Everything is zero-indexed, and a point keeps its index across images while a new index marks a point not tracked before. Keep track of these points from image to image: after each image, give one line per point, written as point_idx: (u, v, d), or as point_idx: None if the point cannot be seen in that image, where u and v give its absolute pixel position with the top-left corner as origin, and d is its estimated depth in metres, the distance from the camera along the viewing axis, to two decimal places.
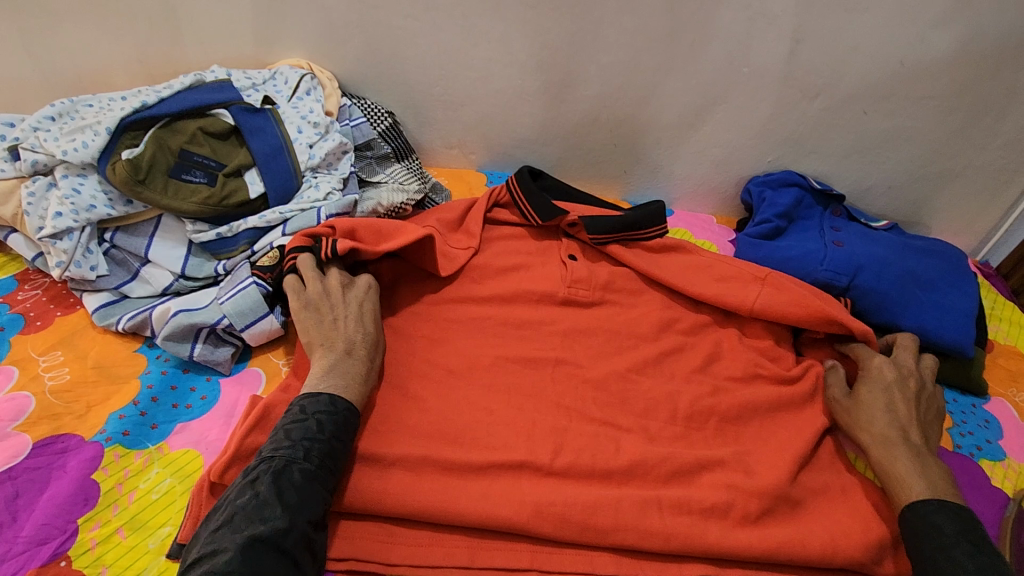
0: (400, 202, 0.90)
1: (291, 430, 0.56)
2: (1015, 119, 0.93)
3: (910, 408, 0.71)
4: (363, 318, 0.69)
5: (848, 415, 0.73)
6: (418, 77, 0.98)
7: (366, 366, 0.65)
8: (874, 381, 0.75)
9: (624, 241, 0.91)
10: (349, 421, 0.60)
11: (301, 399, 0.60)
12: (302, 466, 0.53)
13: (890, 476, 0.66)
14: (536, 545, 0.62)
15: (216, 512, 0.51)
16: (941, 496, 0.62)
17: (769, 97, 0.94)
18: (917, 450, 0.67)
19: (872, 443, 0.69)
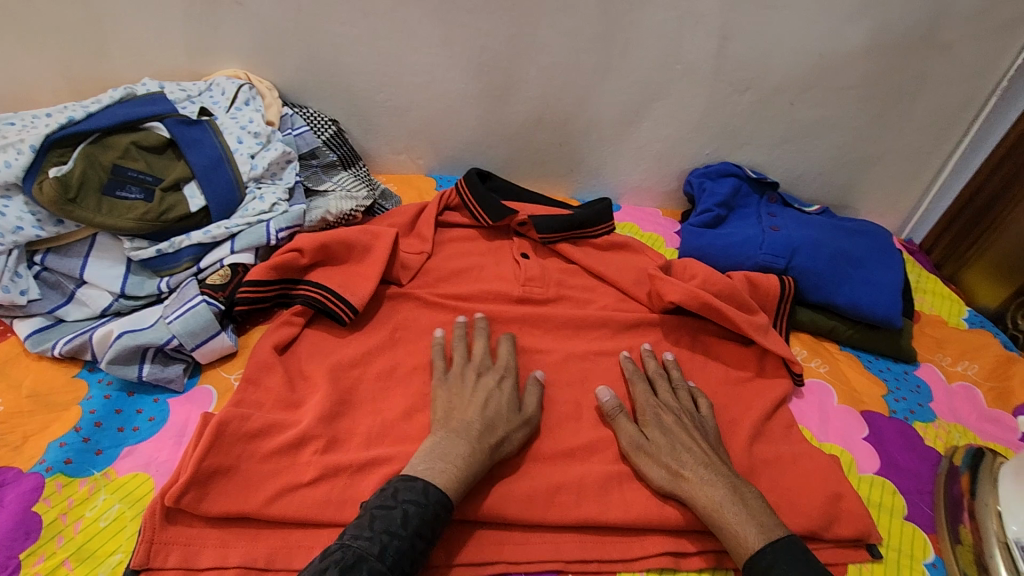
0: (349, 210, 0.90)
1: (376, 518, 0.54)
2: (926, 105, 1.00)
3: (703, 437, 0.69)
4: (493, 401, 0.68)
5: (651, 461, 0.67)
6: (360, 84, 0.97)
7: (474, 447, 0.62)
8: (657, 423, 0.70)
9: (573, 240, 0.96)
10: (438, 518, 0.56)
11: (399, 479, 0.58)
12: (372, 565, 0.50)
13: (722, 528, 0.61)
14: (502, 535, 0.63)
15: None
16: (771, 533, 0.59)
17: (703, 92, 0.99)
18: (731, 482, 0.64)
19: (693, 491, 0.63)
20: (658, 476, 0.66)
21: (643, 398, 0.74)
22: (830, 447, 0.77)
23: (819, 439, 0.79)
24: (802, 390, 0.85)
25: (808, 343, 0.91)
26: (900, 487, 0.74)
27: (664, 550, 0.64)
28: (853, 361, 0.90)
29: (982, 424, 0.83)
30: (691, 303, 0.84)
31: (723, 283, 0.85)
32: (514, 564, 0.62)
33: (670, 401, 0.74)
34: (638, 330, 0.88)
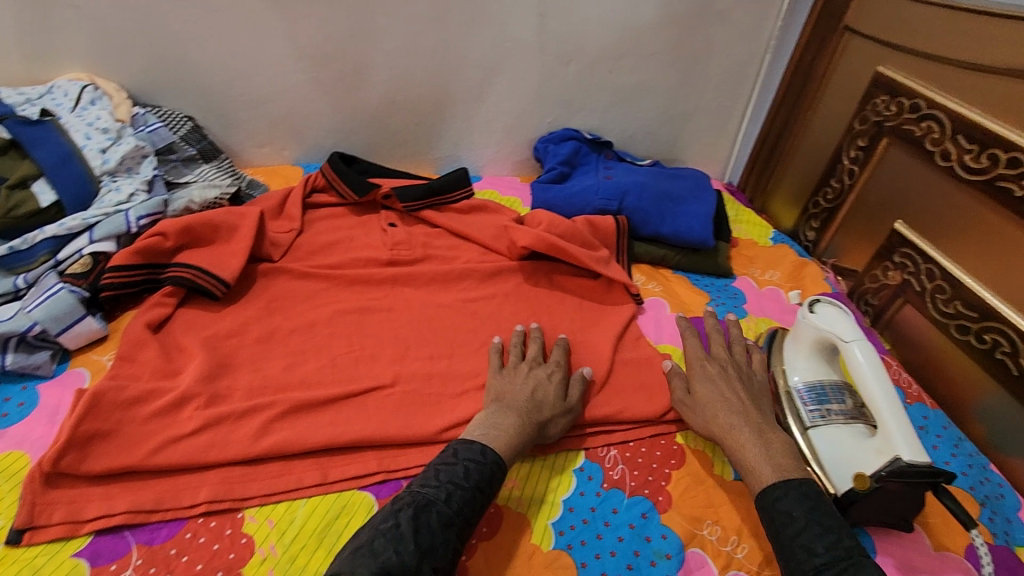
0: (214, 198, 0.94)
1: (441, 471, 0.62)
2: (719, 65, 1.19)
3: (745, 390, 0.76)
4: (543, 389, 0.74)
5: (693, 412, 0.77)
6: (212, 80, 1.01)
7: (523, 420, 0.69)
8: (701, 377, 0.79)
9: (435, 207, 1.06)
10: (495, 474, 0.63)
11: (456, 442, 0.66)
12: (440, 509, 0.58)
13: (743, 467, 0.68)
14: (382, 452, 0.70)
15: (362, 532, 0.57)
16: (786, 474, 0.65)
17: (534, 67, 1.12)
18: (758, 427, 0.71)
19: (724, 436, 0.72)
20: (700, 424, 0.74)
21: (696, 357, 0.83)
22: (664, 347, 0.92)
23: (656, 342, 0.93)
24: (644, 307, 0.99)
25: (645, 271, 1.07)
26: None
27: None
28: (684, 281, 1.06)
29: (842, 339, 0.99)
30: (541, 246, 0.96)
31: (566, 226, 0.98)
32: (394, 474, 0.68)
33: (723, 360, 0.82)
34: (500, 277, 0.99)
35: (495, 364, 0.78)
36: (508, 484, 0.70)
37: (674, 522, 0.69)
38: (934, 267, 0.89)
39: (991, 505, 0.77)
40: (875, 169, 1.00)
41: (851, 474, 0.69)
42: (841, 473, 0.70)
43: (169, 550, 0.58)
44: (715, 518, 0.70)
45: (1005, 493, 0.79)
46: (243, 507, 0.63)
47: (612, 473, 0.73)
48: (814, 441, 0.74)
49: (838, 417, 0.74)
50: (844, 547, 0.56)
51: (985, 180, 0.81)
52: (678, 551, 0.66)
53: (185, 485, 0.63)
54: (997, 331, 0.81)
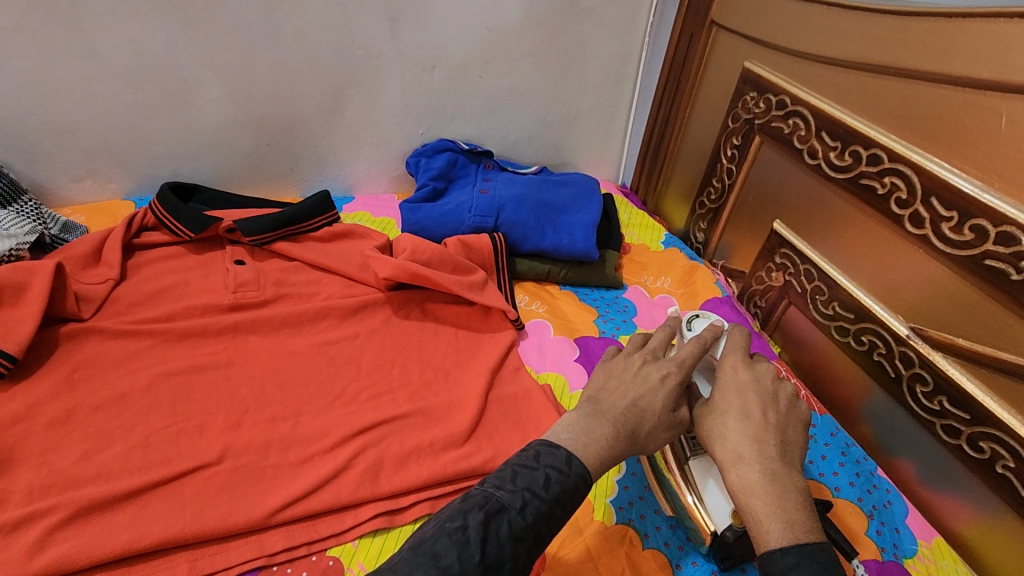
0: (8, 249, 0.80)
1: (520, 474, 0.51)
2: (595, 65, 1.13)
3: (771, 409, 0.58)
4: (649, 395, 0.60)
5: (701, 425, 0.60)
6: (2, 109, 0.87)
7: (617, 428, 0.57)
8: (727, 385, 0.61)
9: (291, 237, 0.94)
10: (579, 490, 0.52)
11: (540, 442, 0.55)
12: (513, 519, 0.48)
13: (746, 516, 0.52)
14: (198, 550, 0.59)
15: (424, 527, 0.48)
16: (800, 543, 0.48)
17: (393, 75, 1.02)
18: (773, 469, 0.53)
19: (727, 466, 0.55)
20: (712, 443, 0.58)
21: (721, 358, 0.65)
22: (545, 375, 0.85)
23: (537, 371, 0.86)
24: (526, 332, 0.92)
25: (529, 290, 1.00)
26: None
27: (378, 511, 0.64)
28: (571, 298, 1.00)
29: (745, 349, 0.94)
30: (404, 275, 0.86)
31: (433, 250, 0.89)
32: None
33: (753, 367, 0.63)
34: (366, 312, 0.88)
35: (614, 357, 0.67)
36: (355, 568, 0.60)
37: None
38: (812, 267, 0.87)
39: (879, 516, 0.74)
40: (752, 167, 0.97)
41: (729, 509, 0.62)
42: (720, 508, 0.62)
43: None
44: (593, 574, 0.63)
45: (894, 500, 0.76)
46: None
47: None
48: (693, 471, 0.65)
49: None
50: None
51: (849, 178, 0.78)
52: None
53: None
54: (873, 332, 0.79)
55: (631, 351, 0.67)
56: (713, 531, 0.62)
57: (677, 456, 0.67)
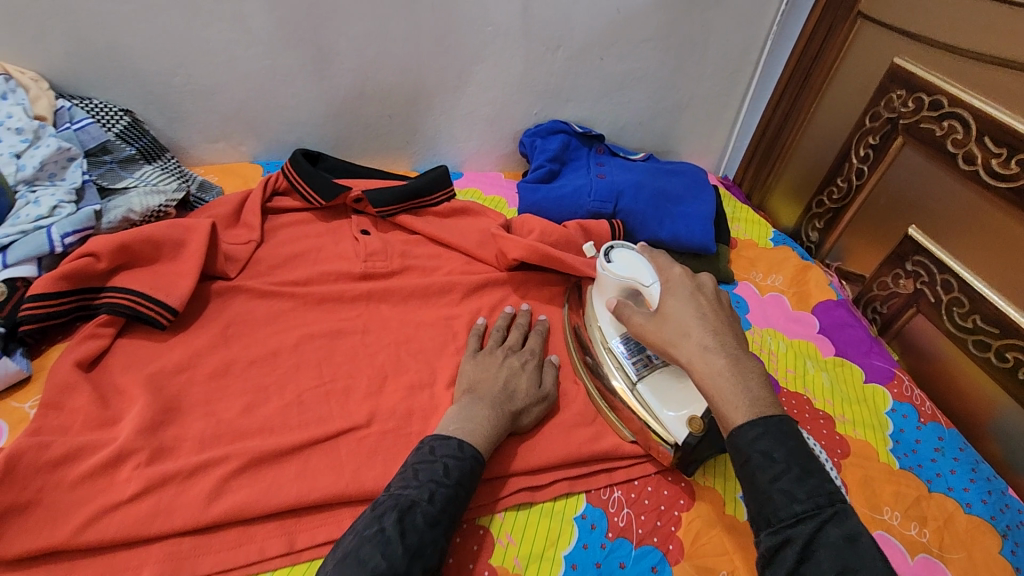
0: (159, 205, 0.81)
1: (420, 471, 0.57)
2: (717, 52, 1.09)
3: (722, 306, 0.62)
4: (515, 379, 0.71)
5: (660, 333, 0.61)
6: (149, 66, 0.88)
7: (494, 410, 0.65)
8: (674, 292, 0.63)
9: (413, 210, 0.95)
10: (476, 470, 0.60)
11: (432, 438, 0.61)
12: (424, 509, 0.54)
13: (714, 400, 0.54)
14: (358, 508, 0.61)
15: (343, 540, 0.53)
16: (765, 413, 0.52)
17: (518, 53, 1.01)
18: (734, 355, 0.56)
19: (690, 359, 0.57)
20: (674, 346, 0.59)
21: (661, 272, 0.67)
22: None
23: None
24: None
25: None
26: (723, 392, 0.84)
27: (521, 486, 0.66)
28: None
29: (869, 357, 0.92)
30: (534, 256, 0.86)
31: (559, 233, 0.90)
32: None
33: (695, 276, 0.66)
34: (487, 289, 0.89)
35: (474, 349, 0.76)
36: (504, 540, 0.62)
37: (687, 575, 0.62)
38: (951, 277, 0.84)
39: (1015, 536, 0.72)
40: (887, 168, 0.94)
41: (684, 420, 0.66)
42: (676, 420, 0.66)
43: None
44: (730, 567, 0.63)
45: None
46: None
47: (617, 520, 0.66)
48: (642, 393, 0.70)
49: (659, 361, 0.71)
50: (828, 494, 0.48)
51: (1013, 188, 0.74)
52: None
53: (123, 565, 0.53)
54: (1018, 349, 0.76)
55: (488, 343, 0.77)
56: (673, 443, 0.66)
57: (626, 383, 0.71)
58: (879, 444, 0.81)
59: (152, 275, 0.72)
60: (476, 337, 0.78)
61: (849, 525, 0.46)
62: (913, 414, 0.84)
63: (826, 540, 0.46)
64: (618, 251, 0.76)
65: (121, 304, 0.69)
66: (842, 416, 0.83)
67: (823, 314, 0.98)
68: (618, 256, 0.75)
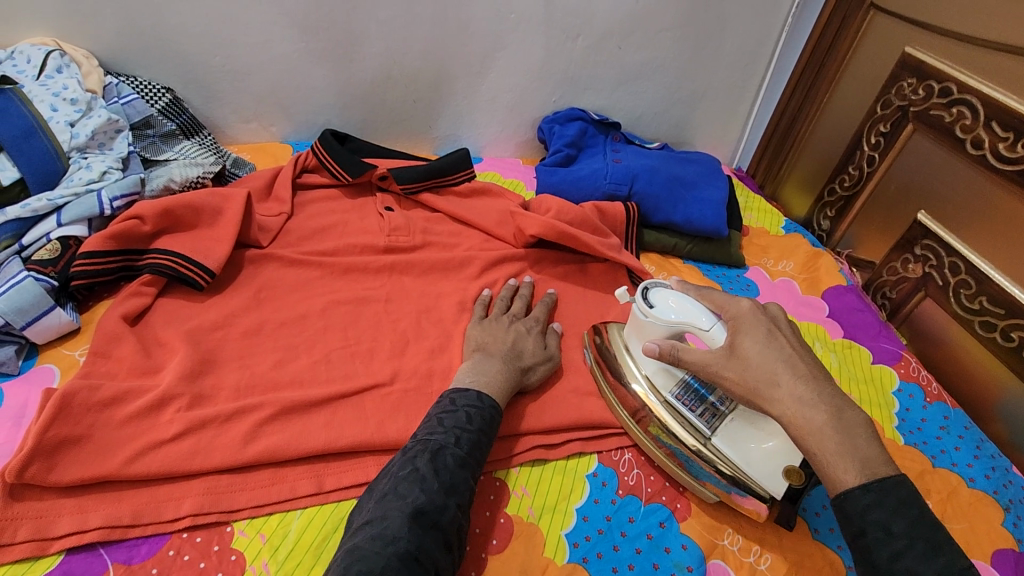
0: (196, 176, 0.86)
1: (445, 418, 0.60)
2: (732, 43, 1.12)
3: (802, 346, 0.58)
4: (522, 341, 0.75)
5: (743, 381, 0.56)
6: (191, 46, 0.93)
7: (506, 365, 0.69)
8: (749, 332, 0.59)
9: (435, 189, 0.99)
10: (495, 418, 0.63)
11: (450, 391, 0.64)
12: (454, 451, 0.57)
13: (817, 458, 0.50)
14: (382, 457, 0.65)
15: (379, 482, 0.55)
16: (878, 472, 0.48)
17: (538, 40, 1.05)
18: (835, 406, 0.52)
19: (785, 411, 0.53)
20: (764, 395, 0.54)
21: (725, 312, 0.63)
22: None
23: None
24: None
25: (655, 260, 1.02)
26: None
27: (535, 443, 0.69)
28: (695, 271, 1.02)
29: (877, 340, 0.94)
30: (550, 233, 0.90)
31: (575, 212, 0.93)
32: None
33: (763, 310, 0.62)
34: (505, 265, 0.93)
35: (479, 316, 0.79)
36: (519, 492, 0.66)
37: (693, 530, 0.65)
38: (959, 260, 0.85)
39: (1016, 509, 0.74)
40: (898, 156, 0.96)
41: (780, 470, 0.61)
42: (769, 474, 0.61)
43: (151, 568, 0.53)
44: (735, 525, 0.66)
45: None
46: (230, 521, 0.58)
47: (627, 479, 0.69)
48: (721, 447, 0.64)
49: (724, 405, 0.67)
50: (961, 574, 0.43)
51: (1018, 171, 0.76)
52: (699, 563, 0.62)
53: (165, 496, 0.57)
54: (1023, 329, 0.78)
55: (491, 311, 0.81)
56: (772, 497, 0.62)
57: (699, 440, 0.65)
58: (885, 421, 0.83)
59: (192, 239, 0.77)
60: (481, 305, 0.82)
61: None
62: (919, 393, 0.86)
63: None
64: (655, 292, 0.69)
65: (165, 264, 0.74)
66: (848, 394, 0.85)
67: (833, 299, 1.00)
68: (657, 298, 0.69)
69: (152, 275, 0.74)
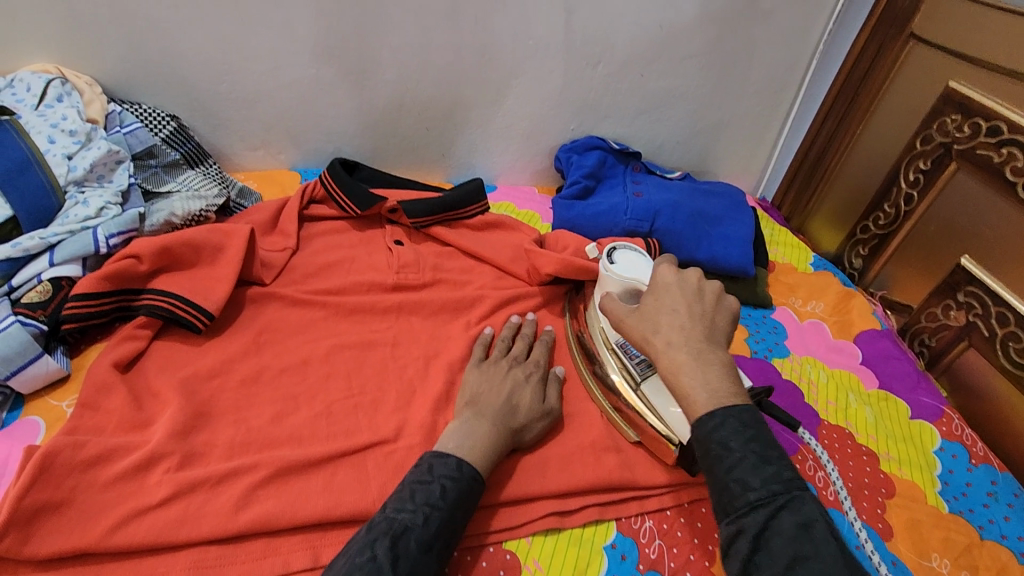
0: (199, 210, 0.82)
1: (417, 491, 0.55)
2: (759, 71, 1.07)
3: (700, 297, 0.62)
4: (519, 392, 0.68)
5: (636, 327, 0.63)
6: (198, 73, 0.90)
7: (497, 428, 0.63)
8: (655, 286, 0.64)
9: (446, 223, 0.94)
10: (472, 491, 0.58)
11: (430, 455, 0.59)
12: (419, 534, 0.52)
13: (677, 393, 0.56)
14: None
15: (332, 565, 0.50)
16: (722, 402, 0.54)
17: (558, 67, 1.00)
18: (697, 349, 0.57)
19: (656, 352, 0.59)
20: (645, 339, 0.61)
21: (652, 271, 0.67)
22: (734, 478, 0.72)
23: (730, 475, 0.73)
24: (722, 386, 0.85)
25: None
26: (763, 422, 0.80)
27: (548, 511, 0.64)
28: None
29: (916, 393, 0.87)
30: (567, 273, 0.85)
31: (594, 251, 0.88)
32: None
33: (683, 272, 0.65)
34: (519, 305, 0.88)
35: (477, 358, 0.74)
36: (530, 566, 0.61)
37: None
38: (1007, 310, 0.79)
39: None
40: (939, 194, 0.90)
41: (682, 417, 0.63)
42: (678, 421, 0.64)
43: None
44: None
45: None
46: None
47: (648, 552, 0.63)
48: (647, 392, 0.68)
49: None
50: (783, 481, 0.49)
51: None
52: None
53: (148, 571, 0.53)
54: None
55: (491, 352, 0.76)
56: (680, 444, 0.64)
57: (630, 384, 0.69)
58: (926, 485, 0.76)
59: (191, 279, 0.73)
60: (481, 346, 0.77)
61: (804, 511, 0.48)
62: (964, 454, 0.80)
63: (778, 529, 0.47)
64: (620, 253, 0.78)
65: (161, 307, 0.70)
66: (886, 454, 0.79)
67: (867, 345, 0.94)
68: (619, 258, 0.77)
69: (148, 318, 0.70)
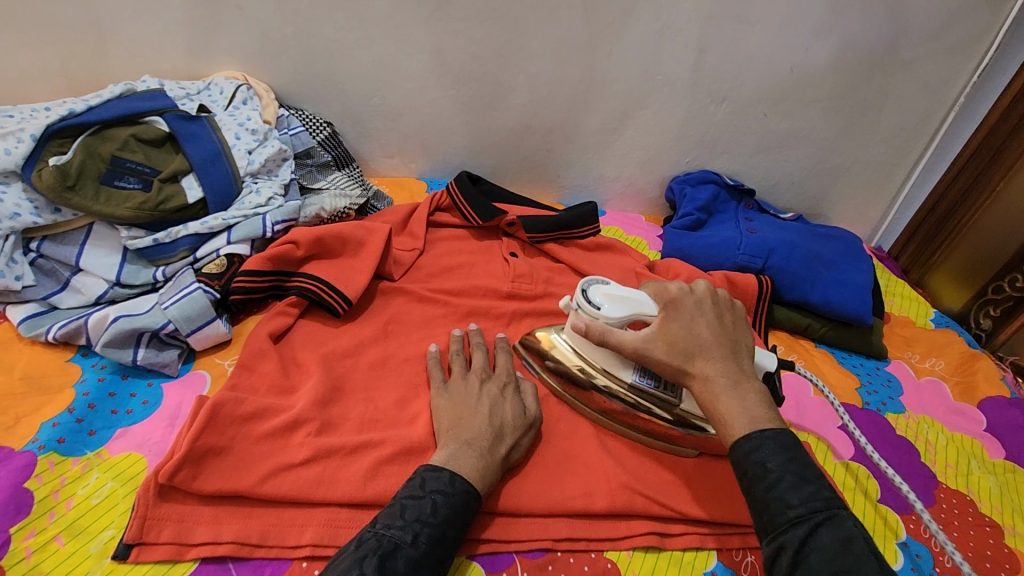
0: (343, 207, 0.91)
1: (408, 507, 0.55)
2: (889, 119, 1.05)
3: (720, 319, 0.64)
4: (498, 410, 0.67)
5: (665, 357, 0.62)
6: (355, 87, 1.00)
7: (483, 457, 0.61)
8: (677, 313, 0.64)
9: (560, 240, 0.98)
10: (467, 505, 0.57)
11: (423, 470, 0.59)
12: (408, 553, 0.52)
13: (714, 418, 0.58)
14: (493, 516, 0.63)
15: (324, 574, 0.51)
16: (763, 423, 0.56)
17: (682, 102, 1.03)
18: (735, 377, 0.59)
19: (693, 383, 0.60)
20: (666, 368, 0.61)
21: (658, 296, 0.67)
22: (806, 433, 0.79)
23: (797, 426, 0.80)
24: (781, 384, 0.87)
25: (784, 339, 0.96)
26: (873, 471, 0.77)
27: (649, 529, 0.65)
28: (828, 357, 0.94)
29: None
30: None
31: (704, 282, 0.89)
32: (503, 545, 0.62)
33: (692, 289, 0.67)
34: None
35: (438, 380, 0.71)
36: None
37: None
38: None
39: None
40: None
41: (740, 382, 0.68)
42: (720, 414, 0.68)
43: None
44: None
45: None
46: None
47: None
48: (689, 410, 0.68)
49: None
50: (823, 500, 0.51)
51: None
52: None
53: (290, 521, 0.59)
54: None
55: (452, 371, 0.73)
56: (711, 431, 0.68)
57: (670, 411, 0.69)
58: None
59: (335, 267, 0.81)
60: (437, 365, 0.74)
61: (843, 528, 0.49)
62: None
63: (817, 543, 0.49)
64: (592, 291, 0.70)
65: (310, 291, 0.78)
66: (1011, 528, 0.74)
67: (993, 412, 0.88)
68: (597, 297, 0.69)
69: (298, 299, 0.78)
